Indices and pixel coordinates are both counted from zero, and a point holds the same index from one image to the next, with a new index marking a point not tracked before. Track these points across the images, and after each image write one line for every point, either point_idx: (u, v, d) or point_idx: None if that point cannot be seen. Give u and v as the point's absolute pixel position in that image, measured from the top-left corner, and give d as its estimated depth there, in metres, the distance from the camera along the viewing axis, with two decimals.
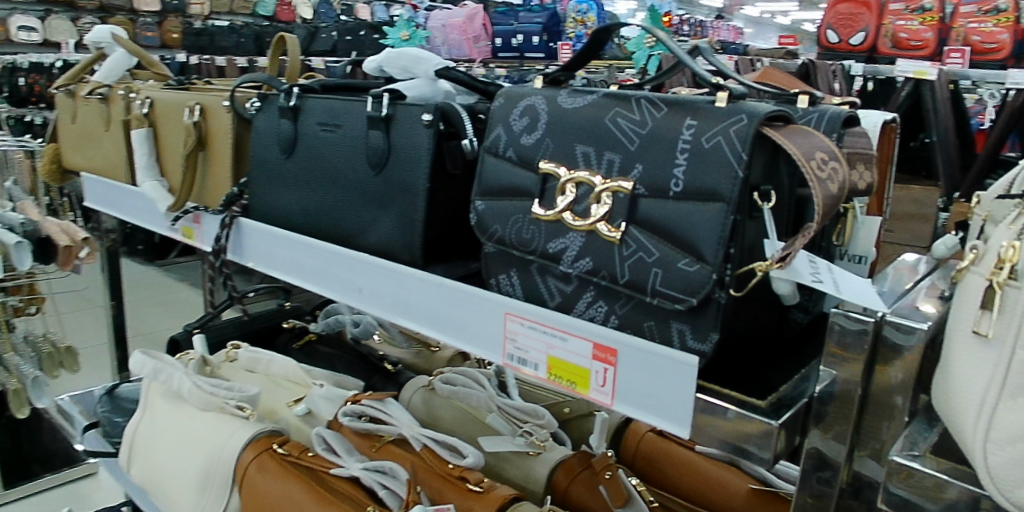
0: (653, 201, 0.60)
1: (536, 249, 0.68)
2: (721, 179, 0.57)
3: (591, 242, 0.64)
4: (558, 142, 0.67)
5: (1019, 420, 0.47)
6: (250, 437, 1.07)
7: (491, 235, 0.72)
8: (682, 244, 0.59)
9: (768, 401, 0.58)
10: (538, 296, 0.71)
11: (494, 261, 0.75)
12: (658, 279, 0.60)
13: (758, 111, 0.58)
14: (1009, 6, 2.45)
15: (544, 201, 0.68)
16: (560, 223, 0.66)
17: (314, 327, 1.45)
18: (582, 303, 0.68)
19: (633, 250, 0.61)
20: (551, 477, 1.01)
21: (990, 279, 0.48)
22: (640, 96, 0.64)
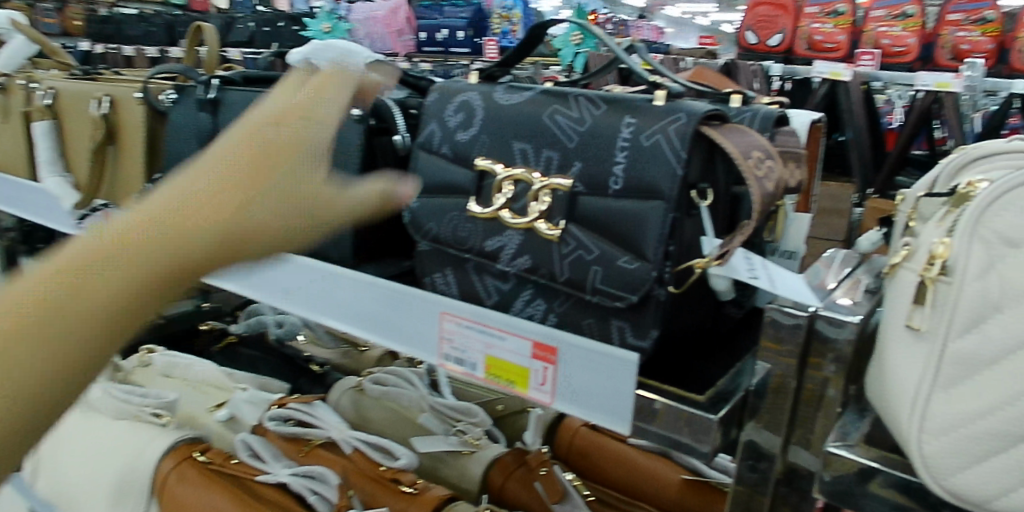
0: (593, 199, 0.60)
1: (472, 248, 0.67)
2: (661, 177, 0.57)
3: (529, 240, 0.63)
4: (493, 138, 0.67)
5: (952, 413, 0.44)
6: (168, 445, 1.03)
7: (425, 233, 0.71)
8: (623, 242, 0.59)
9: (707, 396, 0.59)
10: (475, 295, 0.70)
11: (429, 259, 0.73)
12: (599, 277, 0.60)
13: (697, 110, 0.58)
14: (916, 11, 2.56)
15: (480, 198, 0.67)
16: (497, 221, 0.65)
17: (235, 328, 1.40)
18: (520, 301, 0.67)
19: (573, 248, 0.61)
20: (485, 475, 1.01)
21: (922, 273, 0.46)
22: (578, 93, 0.64)
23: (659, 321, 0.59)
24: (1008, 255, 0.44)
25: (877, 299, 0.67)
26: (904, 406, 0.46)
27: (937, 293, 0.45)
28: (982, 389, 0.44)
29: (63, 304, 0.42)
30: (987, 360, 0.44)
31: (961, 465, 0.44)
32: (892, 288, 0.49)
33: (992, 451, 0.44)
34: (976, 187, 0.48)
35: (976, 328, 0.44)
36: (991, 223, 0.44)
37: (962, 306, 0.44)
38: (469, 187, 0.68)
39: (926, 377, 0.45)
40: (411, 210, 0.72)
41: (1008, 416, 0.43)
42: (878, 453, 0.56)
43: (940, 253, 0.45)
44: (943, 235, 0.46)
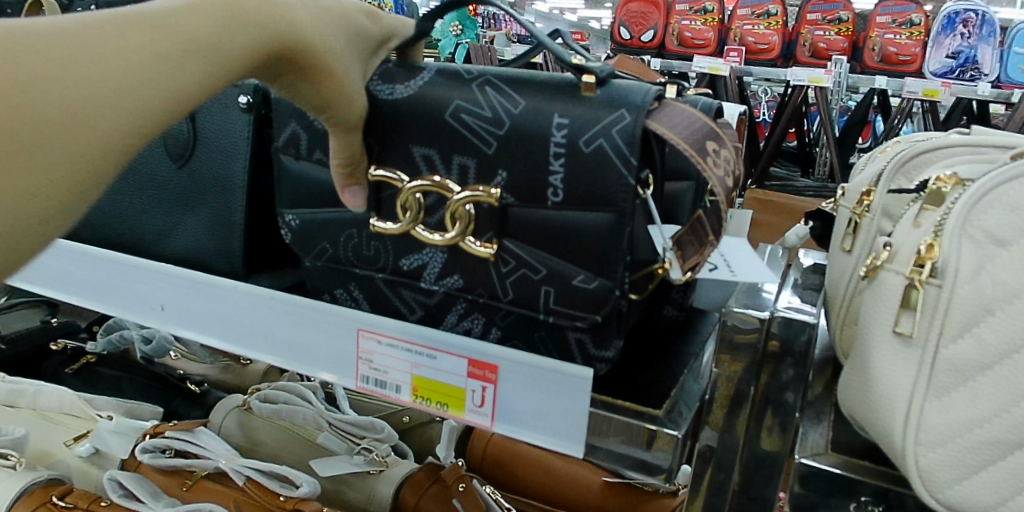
0: (530, 209, 0.55)
1: (388, 265, 0.61)
2: (610, 187, 0.52)
3: (456, 257, 0.58)
4: (386, 143, 0.58)
5: (950, 424, 0.43)
6: (21, 491, 0.89)
7: (321, 254, 0.64)
8: (577, 257, 0.55)
9: (665, 408, 0.55)
10: (394, 310, 0.63)
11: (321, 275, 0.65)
12: (553, 296, 0.56)
13: (635, 104, 0.53)
14: (778, 9, 2.62)
15: (382, 211, 0.60)
16: (412, 235, 0.59)
17: (93, 347, 1.24)
18: (449, 316, 0.61)
19: (514, 267, 0.56)
20: (397, 496, 0.95)
21: (910, 276, 0.44)
22: (483, 81, 0.57)
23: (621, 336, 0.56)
24: (998, 254, 0.43)
25: (819, 294, 0.65)
26: (896, 417, 0.44)
27: (926, 296, 0.44)
28: (977, 395, 0.43)
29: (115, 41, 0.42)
30: (980, 366, 0.43)
31: (957, 477, 0.43)
32: (874, 291, 0.47)
33: (988, 461, 0.43)
34: (948, 184, 0.47)
35: (969, 332, 0.43)
36: (979, 221, 0.43)
37: (955, 311, 0.43)
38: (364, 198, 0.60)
39: (920, 384, 0.44)
40: (292, 232, 0.65)
41: (1004, 424, 0.42)
42: (846, 458, 0.53)
43: (929, 255, 0.44)
44: (929, 234, 0.45)
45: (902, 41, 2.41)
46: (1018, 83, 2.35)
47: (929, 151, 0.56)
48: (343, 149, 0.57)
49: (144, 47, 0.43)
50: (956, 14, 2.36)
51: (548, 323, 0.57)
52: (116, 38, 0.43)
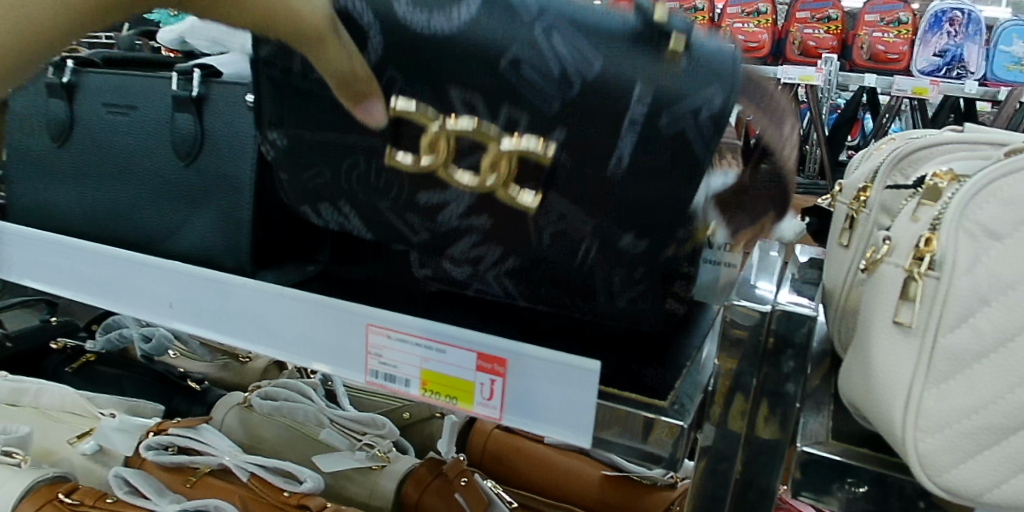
0: (588, 172, 0.56)
1: (396, 194, 0.63)
2: (679, 167, 0.54)
3: (486, 201, 0.59)
4: (414, 78, 0.56)
5: (948, 410, 0.45)
6: (26, 488, 0.90)
7: (317, 177, 0.67)
8: (627, 222, 0.58)
9: (670, 401, 0.58)
10: (397, 230, 0.66)
11: (300, 193, 0.69)
12: (592, 251, 0.60)
13: (726, 82, 0.53)
14: (767, 8, 2.62)
15: (399, 142, 0.59)
16: (437, 176, 0.59)
17: (92, 345, 1.25)
18: (462, 242, 0.64)
19: (554, 216, 0.58)
20: (399, 490, 0.96)
21: (908, 268, 0.46)
22: (553, 23, 0.53)
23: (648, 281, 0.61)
24: (993, 247, 0.45)
25: (817, 288, 0.66)
26: (896, 407, 0.46)
27: (924, 288, 0.45)
28: (973, 383, 0.44)
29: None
30: (975, 354, 0.44)
31: (954, 462, 0.45)
32: (873, 284, 0.48)
33: (984, 446, 0.45)
34: (944, 180, 0.49)
35: (966, 322, 0.44)
36: (975, 214, 0.45)
37: (953, 302, 0.44)
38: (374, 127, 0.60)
39: (918, 374, 0.45)
40: (280, 149, 0.67)
41: (999, 411, 0.44)
42: (847, 446, 0.54)
43: (928, 248, 0.45)
44: (927, 228, 0.47)
45: (890, 40, 2.43)
46: (1003, 81, 2.39)
47: (923, 149, 0.58)
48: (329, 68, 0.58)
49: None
50: (942, 12, 2.38)
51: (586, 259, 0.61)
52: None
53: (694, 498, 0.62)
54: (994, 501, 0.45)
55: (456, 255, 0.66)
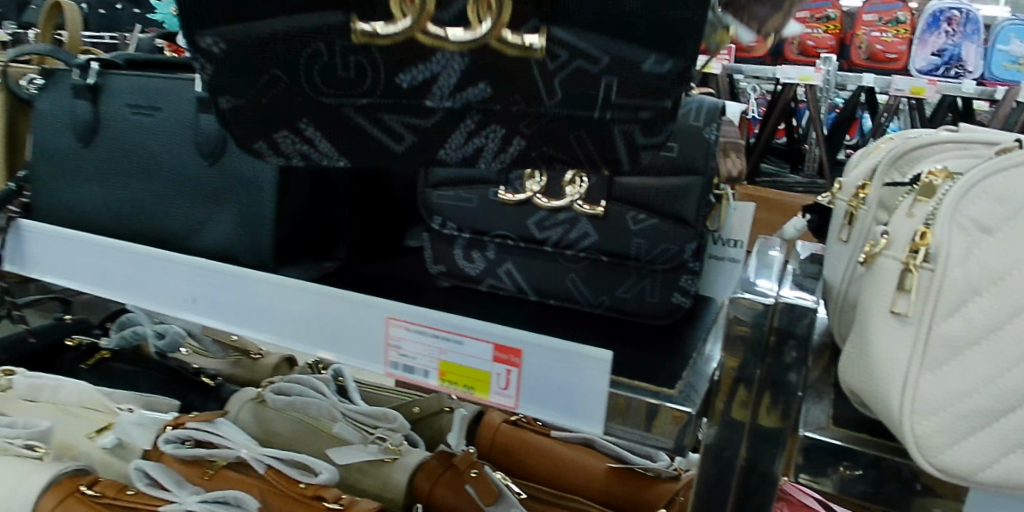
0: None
1: (376, 87, 0.57)
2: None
3: (483, 58, 0.54)
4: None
5: (943, 394, 0.47)
6: (50, 480, 0.92)
7: (273, 84, 0.59)
8: (647, 40, 0.53)
9: (678, 389, 0.62)
10: (377, 141, 0.59)
11: (251, 125, 0.61)
12: (615, 86, 0.54)
13: None
14: None
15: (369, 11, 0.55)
16: (420, 39, 0.54)
17: (107, 342, 1.27)
18: (456, 133, 0.58)
19: (566, 64, 0.54)
20: (411, 481, 0.98)
21: (905, 260, 0.49)
22: None
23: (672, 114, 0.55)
24: (984, 240, 0.47)
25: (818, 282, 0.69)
26: (893, 392, 0.48)
27: (920, 280, 0.48)
28: (966, 369, 0.47)
29: None
30: (968, 342, 0.47)
31: (949, 443, 0.47)
32: (873, 276, 0.52)
33: (976, 428, 0.47)
34: (939, 178, 0.52)
35: (959, 311, 0.47)
36: (968, 210, 0.48)
37: (947, 292, 0.47)
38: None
39: (914, 360, 0.48)
40: (214, 59, 0.58)
41: (991, 395, 0.47)
42: (845, 432, 0.57)
43: (923, 241, 0.48)
44: (923, 223, 0.49)
45: (888, 39, 2.44)
46: (1001, 80, 2.41)
47: (921, 148, 0.61)
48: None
49: None
50: (941, 12, 2.41)
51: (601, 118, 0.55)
52: None
53: None
54: (986, 480, 0.48)
55: (451, 157, 0.59)
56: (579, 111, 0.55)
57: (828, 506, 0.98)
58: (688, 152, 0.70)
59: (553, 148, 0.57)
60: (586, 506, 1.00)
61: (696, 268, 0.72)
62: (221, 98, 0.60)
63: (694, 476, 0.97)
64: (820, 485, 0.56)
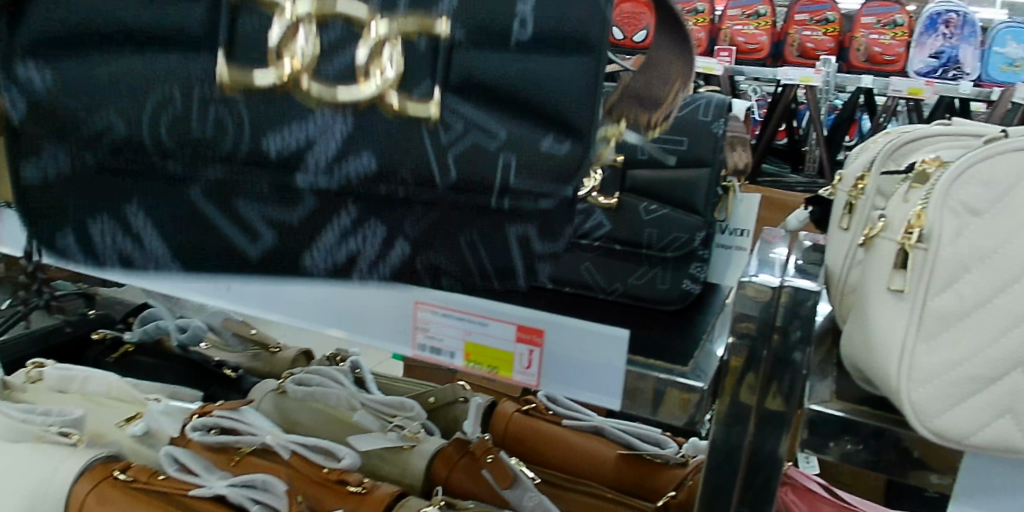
0: (485, 51, 0.53)
1: (235, 149, 0.56)
2: (576, 70, 0.53)
3: (357, 127, 0.54)
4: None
5: (938, 364, 0.52)
6: (83, 466, 0.96)
7: (105, 130, 0.56)
8: (545, 120, 0.54)
9: (689, 367, 0.69)
10: (230, 239, 0.60)
11: (66, 201, 0.61)
12: (513, 169, 0.55)
13: None
14: (767, 10, 2.57)
15: (235, 54, 0.54)
16: (293, 101, 0.54)
17: (129, 336, 1.31)
18: (328, 232, 0.59)
19: (462, 135, 0.54)
20: (428, 470, 1.02)
21: (901, 241, 0.54)
22: None
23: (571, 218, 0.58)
24: (973, 221, 0.52)
25: (821, 268, 0.73)
26: (892, 362, 0.53)
27: (915, 258, 0.53)
28: (958, 340, 0.52)
29: None
30: (960, 315, 0.52)
31: (944, 408, 0.52)
32: (874, 255, 0.57)
33: (968, 395, 0.52)
34: (932, 166, 0.56)
35: (951, 287, 0.52)
36: (958, 193, 0.52)
37: (940, 270, 0.52)
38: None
39: (910, 332, 0.53)
40: (32, 90, 0.56)
41: (981, 364, 0.52)
42: (848, 405, 0.61)
43: (918, 223, 0.53)
44: (918, 205, 0.54)
45: (886, 42, 2.47)
46: (998, 81, 2.45)
47: (915, 140, 0.65)
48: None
49: None
50: (938, 15, 2.44)
51: (502, 208, 0.56)
52: None
53: (712, 457, 0.69)
54: (977, 443, 0.53)
55: (318, 264, 0.61)
56: (477, 194, 0.55)
57: (838, 496, 0.98)
58: (697, 146, 0.87)
59: (438, 251, 0.59)
60: (599, 489, 1.02)
61: (703, 255, 0.87)
62: (49, 151, 0.59)
63: (702, 459, 1.00)
64: (824, 455, 0.60)
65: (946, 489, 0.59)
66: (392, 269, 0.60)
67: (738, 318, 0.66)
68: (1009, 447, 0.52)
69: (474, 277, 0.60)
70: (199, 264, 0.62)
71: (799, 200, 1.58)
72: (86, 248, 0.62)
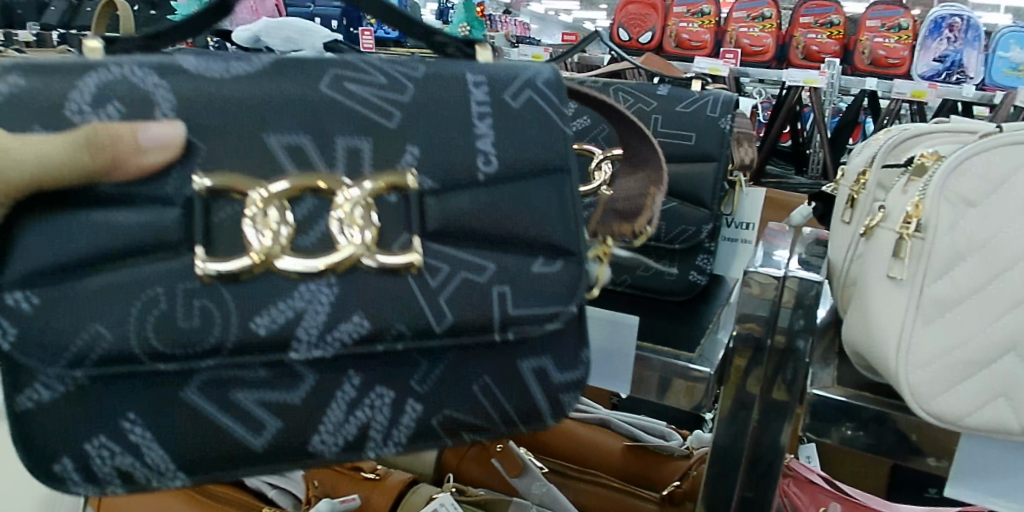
0: (459, 192, 0.59)
1: (224, 342, 0.54)
2: (547, 193, 0.61)
3: (351, 284, 0.57)
4: (230, 144, 0.55)
5: (933, 347, 0.56)
6: None
7: (94, 344, 0.53)
8: (534, 246, 0.61)
9: (696, 352, 0.73)
10: (233, 434, 0.57)
11: (50, 439, 0.55)
12: (508, 299, 0.59)
13: (532, 83, 0.62)
14: (773, 13, 2.59)
15: (212, 239, 0.55)
16: (280, 280, 0.55)
17: None
18: (335, 407, 0.58)
19: (450, 277, 0.58)
20: (440, 459, 1.05)
21: (900, 230, 0.58)
22: (360, 58, 0.60)
23: (580, 346, 0.64)
24: (968, 212, 0.56)
25: (824, 262, 0.74)
26: (891, 347, 0.57)
27: (912, 246, 0.57)
28: (953, 324, 0.56)
29: None
30: (955, 300, 0.56)
31: (940, 391, 0.56)
32: (874, 244, 0.61)
33: (963, 377, 0.56)
34: (930, 159, 0.60)
35: (946, 274, 0.56)
36: (954, 186, 0.57)
37: (935, 257, 0.56)
38: (172, 195, 0.54)
39: (908, 317, 0.57)
40: (23, 319, 0.53)
41: (973, 347, 0.56)
42: (850, 391, 0.64)
43: (915, 214, 0.57)
44: (916, 197, 0.58)
45: (891, 45, 2.48)
46: (1001, 85, 2.46)
47: (911, 138, 0.69)
48: (75, 165, 0.51)
49: None
50: (943, 19, 2.46)
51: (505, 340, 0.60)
52: None
53: (719, 442, 0.71)
54: (971, 425, 0.56)
55: (327, 446, 0.59)
56: (477, 334, 0.58)
57: (838, 487, 1.00)
58: (704, 141, 0.90)
59: (453, 406, 0.60)
60: (605, 479, 1.02)
61: (710, 247, 0.91)
62: (37, 382, 0.55)
63: (707, 451, 1.00)
64: (825, 439, 0.63)
65: (943, 472, 0.61)
66: (408, 433, 0.60)
67: (744, 318, 0.69)
68: (1003, 429, 0.56)
69: (496, 426, 0.62)
70: (212, 468, 0.57)
71: (801, 199, 1.59)
72: (88, 474, 0.56)
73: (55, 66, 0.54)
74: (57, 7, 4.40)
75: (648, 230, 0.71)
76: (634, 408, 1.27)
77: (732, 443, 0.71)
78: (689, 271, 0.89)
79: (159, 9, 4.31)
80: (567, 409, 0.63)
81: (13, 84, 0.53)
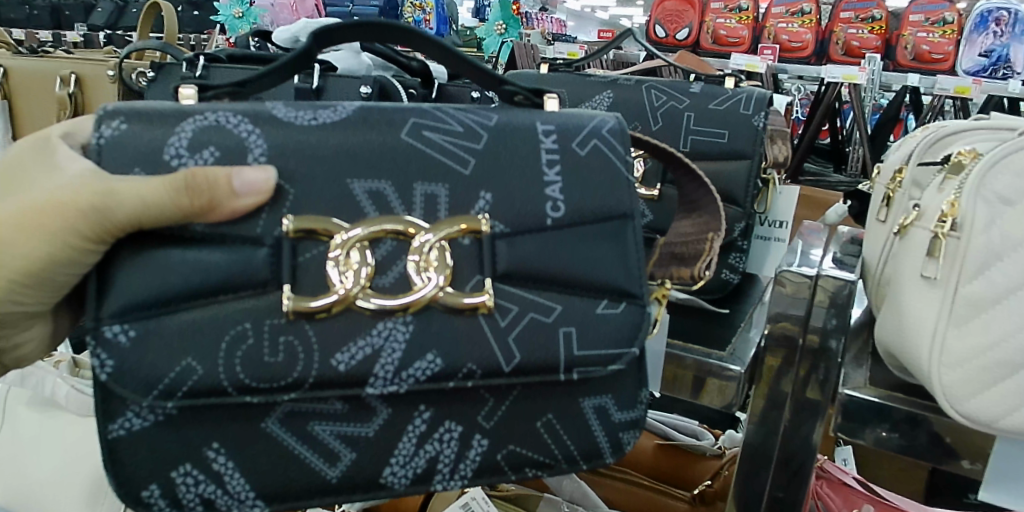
0: (529, 237, 0.60)
1: (307, 377, 0.55)
2: (610, 236, 0.62)
3: (429, 324, 0.58)
4: (303, 169, 0.57)
5: (967, 348, 0.56)
6: None
7: (185, 377, 0.54)
8: (599, 289, 0.62)
9: (727, 350, 0.72)
10: (310, 465, 0.58)
11: (134, 466, 0.56)
12: (575, 338, 0.60)
13: (597, 131, 0.64)
14: (813, 7, 2.53)
15: (298, 280, 0.56)
16: (358, 318, 0.57)
17: None
18: (406, 441, 0.59)
19: (519, 317, 0.59)
20: None
21: (935, 229, 0.58)
22: (431, 108, 0.62)
23: (639, 386, 0.65)
24: (1005, 211, 0.56)
25: (858, 259, 0.74)
26: (924, 346, 0.57)
27: (947, 245, 0.57)
28: (989, 324, 0.56)
29: (28, 224, 0.54)
30: (992, 300, 0.56)
31: (974, 392, 0.56)
32: (910, 243, 0.61)
33: (1000, 378, 0.55)
34: (968, 157, 0.60)
35: (983, 274, 0.56)
36: (992, 185, 0.56)
37: (971, 256, 0.56)
38: (261, 235, 0.56)
39: (942, 316, 0.57)
40: (120, 353, 0.54)
41: (1010, 348, 0.55)
42: (882, 391, 0.63)
43: (951, 213, 0.57)
44: (952, 195, 0.58)
45: (935, 40, 2.43)
46: None
47: (950, 134, 0.68)
48: (174, 206, 0.53)
49: (39, 218, 0.54)
50: (988, 12, 2.37)
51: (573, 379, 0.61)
52: (39, 199, 0.54)
53: (750, 442, 0.71)
54: (1006, 428, 0.55)
55: (398, 479, 0.60)
56: (545, 373, 0.59)
57: (873, 489, 0.98)
58: (737, 138, 0.90)
59: (519, 443, 0.61)
60: (638, 479, 1.01)
61: (743, 246, 0.91)
62: (129, 411, 0.55)
63: (739, 451, 0.98)
64: (859, 440, 0.62)
65: (978, 475, 0.60)
66: (475, 467, 0.61)
67: (777, 317, 0.68)
68: None
69: (558, 463, 0.63)
70: (288, 497, 0.58)
71: (840, 197, 1.57)
72: (172, 501, 0.56)
73: (158, 113, 0.57)
74: (103, 9, 4.50)
75: (704, 273, 0.69)
76: (668, 407, 1.27)
77: (764, 441, 0.71)
78: (722, 270, 0.89)
79: (202, 9, 4.38)
80: (626, 448, 0.64)
81: (117, 130, 0.56)
